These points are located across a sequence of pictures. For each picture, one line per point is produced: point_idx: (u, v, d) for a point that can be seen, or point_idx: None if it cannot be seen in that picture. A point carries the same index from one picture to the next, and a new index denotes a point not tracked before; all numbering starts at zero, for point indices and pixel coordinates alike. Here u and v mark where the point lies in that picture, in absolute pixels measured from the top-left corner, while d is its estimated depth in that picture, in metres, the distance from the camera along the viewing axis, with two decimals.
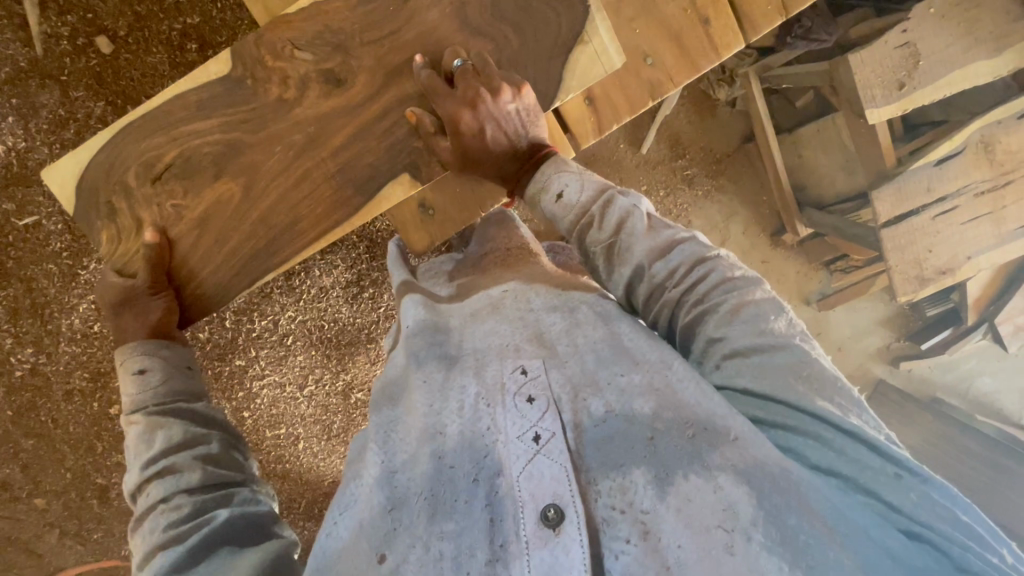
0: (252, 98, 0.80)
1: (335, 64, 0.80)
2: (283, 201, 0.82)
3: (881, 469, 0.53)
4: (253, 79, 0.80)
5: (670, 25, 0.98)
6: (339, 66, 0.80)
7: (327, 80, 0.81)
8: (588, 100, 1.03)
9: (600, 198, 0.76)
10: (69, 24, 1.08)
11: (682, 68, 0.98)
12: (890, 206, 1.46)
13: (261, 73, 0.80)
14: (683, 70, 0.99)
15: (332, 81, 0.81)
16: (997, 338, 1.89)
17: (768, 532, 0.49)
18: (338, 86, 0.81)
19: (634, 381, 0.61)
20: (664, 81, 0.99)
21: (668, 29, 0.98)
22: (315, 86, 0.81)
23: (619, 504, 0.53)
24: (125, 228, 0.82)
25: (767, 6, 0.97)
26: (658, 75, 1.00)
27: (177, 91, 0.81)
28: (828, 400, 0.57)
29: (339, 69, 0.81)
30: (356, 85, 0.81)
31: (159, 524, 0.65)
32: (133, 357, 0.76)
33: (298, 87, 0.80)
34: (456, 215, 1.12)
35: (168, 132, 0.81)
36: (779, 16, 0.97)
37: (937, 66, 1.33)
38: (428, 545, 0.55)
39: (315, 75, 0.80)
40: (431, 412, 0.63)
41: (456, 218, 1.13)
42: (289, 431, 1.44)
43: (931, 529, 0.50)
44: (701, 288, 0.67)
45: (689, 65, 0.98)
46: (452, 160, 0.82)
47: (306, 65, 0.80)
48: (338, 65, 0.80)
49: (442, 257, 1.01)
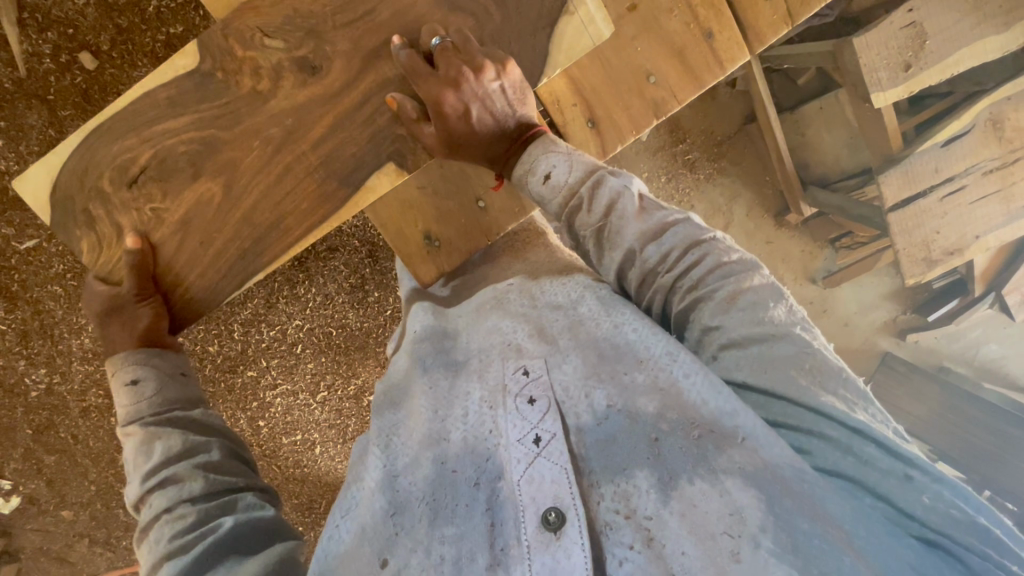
0: (223, 92, 0.79)
1: (309, 50, 0.79)
2: (268, 198, 0.83)
3: (890, 471, 0.52)
4: (224, 72, 0.79)
5: (673, 40, 0.95)
6: (313, 52, 0.79)
7: (302, 69, 0.79)
8: (590, 122, 0.97)
9: (590, 179, 0.74)
10: (50, 41, 1.08)
11: (686, 85, 0.95)
12: (896, 190, 1.42)
13: (232, 65, 0.79)
14: (687, 87, 0.95)
15: (307, 68, 0.79)
16: (1004, 308, 1.86)
17: (778, 537, 0.47)
18: (313, 73, 0.80)
19: (638, 380, 0.60)
20: (668, 98, 0.96)
21: (671, 46, 0.95)
22: (289, 74, 0.79)
23: (622, 509, 0.52)
24: (106, 235, 0.82)
25: (772, 15, 0.94)
26: (663, 92, 0.96)
27: (144, 90, 0.79)
28: (832, 394, 0.56)
29: (312, 56, 0.79)
30: (331, 71, 0.80)
31: (165, 535, 0.65)
32: (123, 368, 0.78)
33: (271, 77, 0.79)
34: (467, 245, 0.93)
35: (139, 134, 0.80)
36: (785, 24, 0.94)
37: (945, 45, 1.29)
38: (429, 550, 0.55)
39: (289, 63, 0.79)
40: (435, 418, 0.64)
41: (467, 249, 0.94)
42: (304, 437, 1.46)
43: (946, 538, 0.49)
44: (696, 273, 0.65)
45: (693, 81, 0.95)
46: (438, 146, 0.81)
47: (278, 53, 0.79)
48: (311, 51, 0.79)
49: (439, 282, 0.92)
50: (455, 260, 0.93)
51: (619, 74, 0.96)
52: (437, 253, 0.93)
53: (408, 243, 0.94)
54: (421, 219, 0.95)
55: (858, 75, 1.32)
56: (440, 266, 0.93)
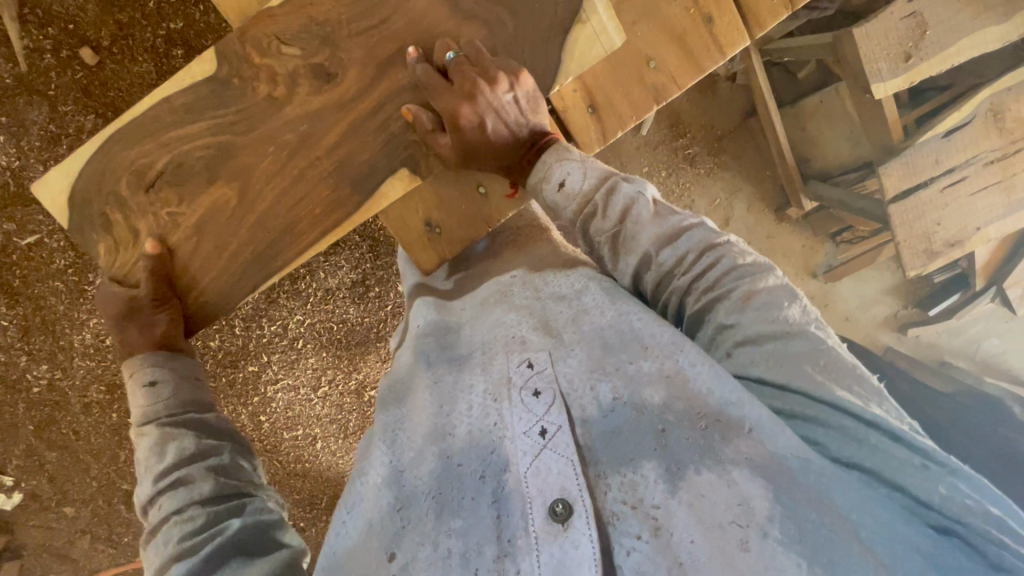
0: (240, 98, 0.79)
1: (324, 58, 0.79)
2: (281, 202, 0.83)
3: (907, 460, 0.53)
4: (241, 78, 0.79)
5: (672, 25, 0.94)
6: (328, 60, 0.79)
7: (316, 75, 0.80)
8: (590, 108, 0.96)
9: (603, 186, 0.75)
10: (51, 37, 1.07)
11: (685, 70, 0.95)
12: (898, 180, 1.43)
13: (248, 71, 0.79)
14: (686, 72, 0.95)
15: (322, 75, 0.80)
16: (1005, 302, 1.88)
17: (786, 526, 0.48)
18: (328, 81, 0.80)
19: (643, 369, 0.60)
20: (668, 83, 0.95)
21: (670, 31, 0.94)
22: (304, 81, 0.80)
23: (630, 499, 0.53)
24: (123, 238, 0.82)
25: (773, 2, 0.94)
26: (663, 78, 0.95)
27: (162, 95, 0.79)
28: (848, 390, 0.56)
29: (328, 63, 0.79)
30: (347, 79, 0.80)
31: (174, 536, 0.65)
32: (142, 369, 0.77)
33: (287, 84, 0.79)
34: (467, 233, 0.92)
35: (156, 138, 0.80)
36: (785, 8, 0.94)
37: (946, 35, 1.29)
38: (437, 542, 0.55)
39: (305, 70, 0.79)
40: (441, 412, 0.64)
41: (468, 237, 0.93)
42: (306, 432, 1.46)
43: (963, 526, 0.49)
44: (712, 275, 0.66)
45: (693, 66, 0.95)
46: (452, 157, 0.81)
47: (294, 60, 0.79)
48: (327, 59, 0.79)
49: (439, 270, 0.93)
50: (455, 249, 0.93)
51: (618, 60, 0.96)
52: (438, 240, 0.93)
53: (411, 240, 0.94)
54: (423, 207, 0.94)
55: (857, 65, 1.32)
56: (441, 254, 0.93)
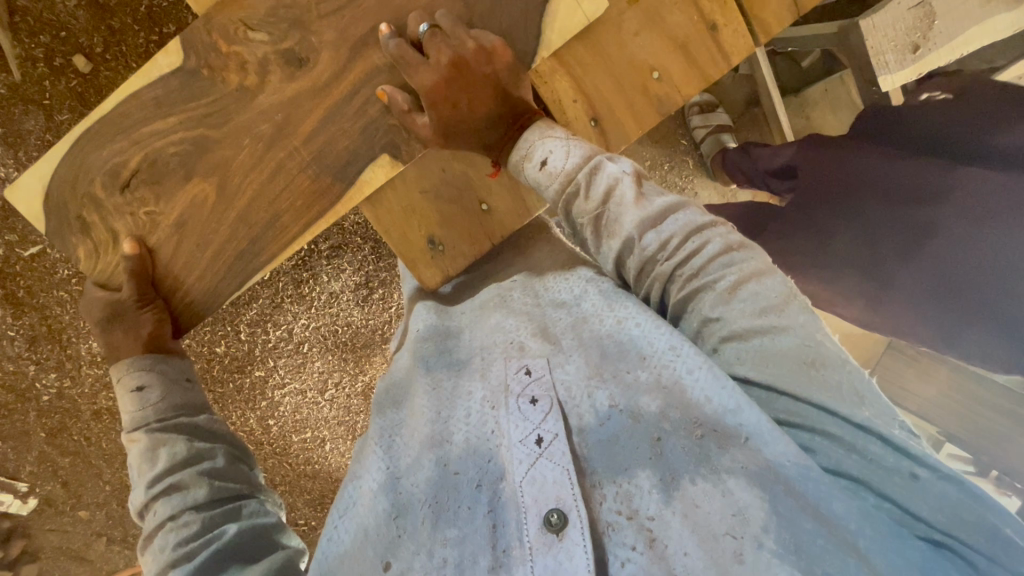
0: (211, 88, 0.81)
1: (294, 42, 0.80)
2: (262, 196, 0.84)
3: (896, 469, 0.51)
4: (210, 68, 0.80)
5: (675, 32, 0.91)
6: (299, 44, 0.81)
7: (288, 60, 0.81)
8: (594, 121, 0.92)
9: (586, 166, 0.72)
10: (43, 45, 1.07)
11: (690, 80, 0.92)
12: None
13: (218, 60, 0.80)
14: (691, 82, 0.93)
15: (293, 61, 0.81)
16: None
17: (780, 537, 0.47)
18: (300, 65, 0.81)
19: (642, 378, 0.59)
20: (672, 94, 0.93)
21: (671, 34, 0.91)
22: (276, 67, 0.81)
23: (624, 510, 0.52)
24: (102, 241, 0.83)
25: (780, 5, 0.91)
26: (666, 89, 0.93)
27: (132, 91, 0.81)
28: (837, 387, 0.54)
29: (299, 47, 0.81)
30: (320, 62, 0.81)
31: (169, 542, 0.64)
32: (129, 374, 0.77)
33: (258, 71, 0.81)
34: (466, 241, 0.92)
35: (129, 136, 0.82)
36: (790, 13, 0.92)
37: (953, 23, 1.25)
38: (432, 552, 0.54)
39: (275, 56, 0.81)
40: (437, 419, 0.63)
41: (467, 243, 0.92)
42: (314, 435, 1.46)
43: (954, 538, 0.48)
44: (697, 262, 0.64)
45: (698, 75, 0.93)
46: (431, 136, 0.80)
47: (263, 46, 0.80)
48: (297, 43, 0.80)
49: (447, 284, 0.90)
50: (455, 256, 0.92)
51: (619, 65, 0.91)
52: (441, 257, 0.90)
53: (408, 243, 0.90)
54: (422, 220, 0.91)
55: (863, 58, 1.32)
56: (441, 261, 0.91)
